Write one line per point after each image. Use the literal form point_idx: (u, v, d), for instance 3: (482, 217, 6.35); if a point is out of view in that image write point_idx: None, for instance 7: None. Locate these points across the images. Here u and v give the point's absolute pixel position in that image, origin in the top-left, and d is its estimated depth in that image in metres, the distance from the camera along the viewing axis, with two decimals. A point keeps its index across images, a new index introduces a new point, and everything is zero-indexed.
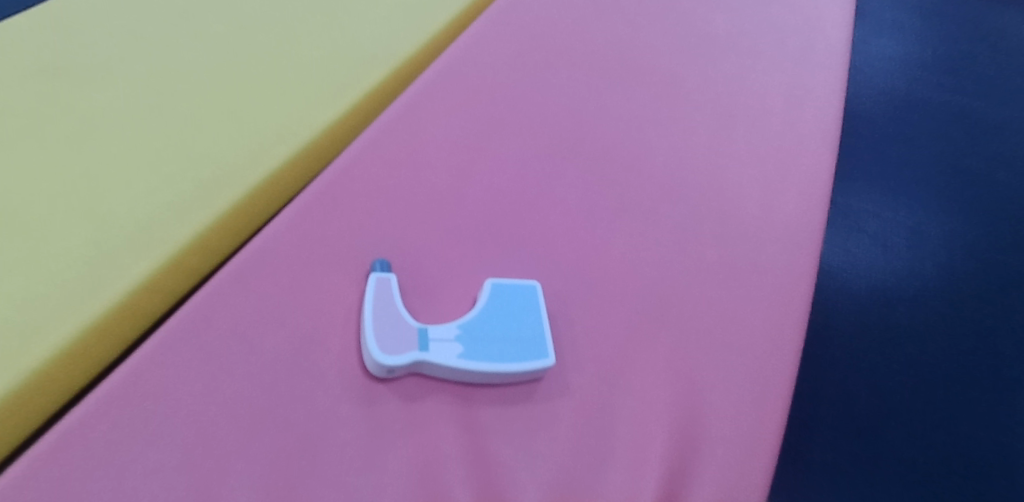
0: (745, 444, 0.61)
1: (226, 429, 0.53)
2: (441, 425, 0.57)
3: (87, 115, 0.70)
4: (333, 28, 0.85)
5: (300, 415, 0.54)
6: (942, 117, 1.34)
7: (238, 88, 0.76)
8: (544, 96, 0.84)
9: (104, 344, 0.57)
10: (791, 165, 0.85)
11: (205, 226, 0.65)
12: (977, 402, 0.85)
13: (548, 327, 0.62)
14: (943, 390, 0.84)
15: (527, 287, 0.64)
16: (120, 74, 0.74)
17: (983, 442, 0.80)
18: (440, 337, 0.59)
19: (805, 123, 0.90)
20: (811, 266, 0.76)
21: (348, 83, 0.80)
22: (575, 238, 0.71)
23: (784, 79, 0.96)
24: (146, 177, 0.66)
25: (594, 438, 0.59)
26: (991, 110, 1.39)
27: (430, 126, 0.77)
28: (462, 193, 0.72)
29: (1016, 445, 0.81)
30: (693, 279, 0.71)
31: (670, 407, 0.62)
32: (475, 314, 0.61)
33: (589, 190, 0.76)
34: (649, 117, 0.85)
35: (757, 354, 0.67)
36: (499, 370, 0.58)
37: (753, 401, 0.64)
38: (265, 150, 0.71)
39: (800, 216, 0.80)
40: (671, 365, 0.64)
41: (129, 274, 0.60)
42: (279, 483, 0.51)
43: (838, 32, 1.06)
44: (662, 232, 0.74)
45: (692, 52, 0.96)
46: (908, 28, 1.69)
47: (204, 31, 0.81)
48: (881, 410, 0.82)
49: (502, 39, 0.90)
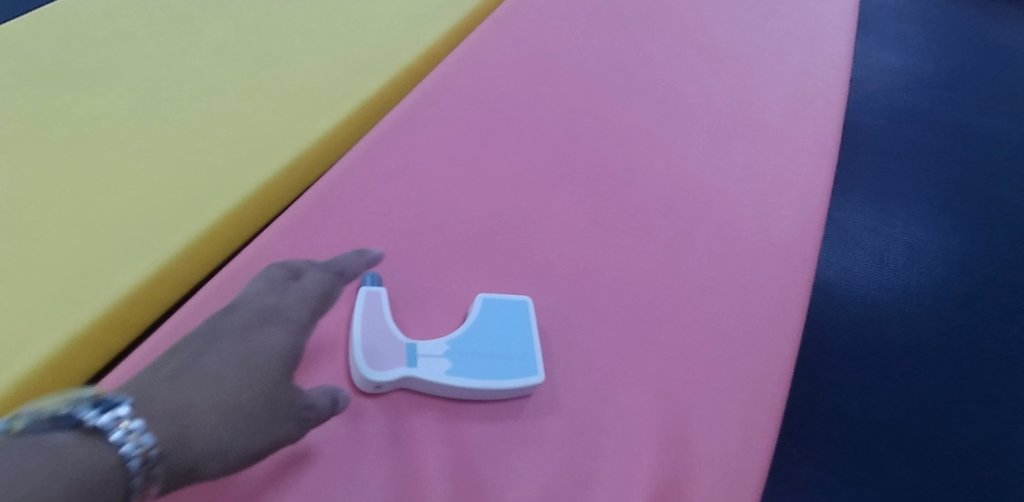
0: (735, 461, 0.61)
1: None
2: (428, 440, 0.56)
3: (78, 122, 0.70)
4: (331, 35, 0.85)
5: None
6: (937, 157, 1.43)
7: (233, 95, 0.76)
8: (543, 108, 0.84)
9: (87, 353, 0.57)
10: (790, 179, 0.84)
11: (196, 235, 0.65)
12: (945, 414, 1.04)
13: (538, 343, 0.62)
14: (912, 406, 1.04)
15: (518, 303, 0.64)
16: (113, 81, 0.74)
17: (943, 444, 1.01)
18: (428, 353, 0.59)
19: (803, 136, 0.90)
20: (805, 282, 0.76)
21: (345, 92, 0.80)
22: (568, 252, 0.71)
23: (785, 91, 0.95)
24: (139, 184, 0.66)
25: (583, 456, 0.58)
26: (985, 145, 1.46)
27: (426, 137, 0.77)
28: (458, 205, 0.72)
29: (971, 446, 1.01)
30: (686, 295, 0.71)
31: (659, 424, 0.62)
32: (465, 330, 0.61)
33: (586, 203, 0.76)
34: (648, 130, 0.85)
35: (749, 371, 0.67)
36: (486, 387, 0.58)
37: (744, 420, 0.64)
38: (259, 160, 0.71)
39: (796, 230, 0.79)
40: (661, 382, 0.64)
41: (118, 283, 0.60)
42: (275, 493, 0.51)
43: (840, 45, 1.05)
44: (657, 247, 0.74)
45: (691, 64, 0.95)
46: (909, 44, 1.71)
47: (203, 37, 0.81)
48: (866, 427, 1.02)
49: (501, 49, 0.90)
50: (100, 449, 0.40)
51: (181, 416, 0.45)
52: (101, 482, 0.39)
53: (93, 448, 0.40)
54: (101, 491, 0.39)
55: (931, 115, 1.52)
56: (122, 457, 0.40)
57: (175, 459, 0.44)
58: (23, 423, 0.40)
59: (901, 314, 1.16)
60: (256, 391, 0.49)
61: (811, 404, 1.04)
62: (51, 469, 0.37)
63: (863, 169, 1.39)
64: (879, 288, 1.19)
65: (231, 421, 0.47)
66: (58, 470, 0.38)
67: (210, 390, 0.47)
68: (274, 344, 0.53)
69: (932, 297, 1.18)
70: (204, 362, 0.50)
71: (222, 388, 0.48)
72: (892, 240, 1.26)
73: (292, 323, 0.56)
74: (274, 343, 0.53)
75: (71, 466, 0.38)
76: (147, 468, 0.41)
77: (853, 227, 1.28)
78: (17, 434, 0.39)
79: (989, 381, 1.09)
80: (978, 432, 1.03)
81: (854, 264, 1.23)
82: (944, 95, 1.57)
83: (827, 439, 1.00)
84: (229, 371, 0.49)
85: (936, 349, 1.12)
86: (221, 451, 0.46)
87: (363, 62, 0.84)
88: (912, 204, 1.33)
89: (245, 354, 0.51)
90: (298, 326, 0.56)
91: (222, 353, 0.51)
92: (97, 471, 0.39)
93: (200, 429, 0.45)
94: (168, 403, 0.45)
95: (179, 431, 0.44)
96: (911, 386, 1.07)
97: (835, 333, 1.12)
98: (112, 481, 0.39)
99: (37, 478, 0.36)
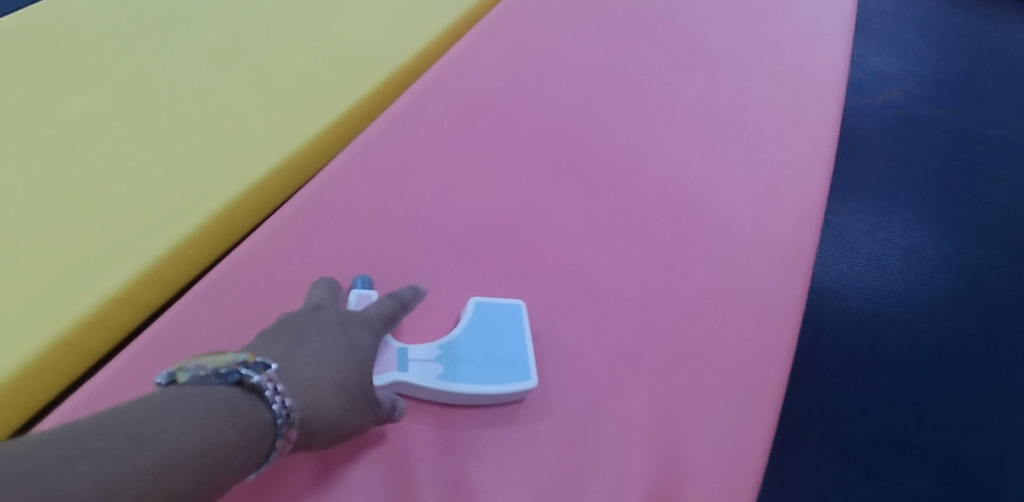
0: (730, 465, 0.61)
1: None
2: (418, 445, 0.56)
3: (67, 122, 0.69)
4: (325, 34, 0.85)
5: None
6: (934, 161, 1.42)
7: (225, 95, 0.75)
8: (538, 109, 0.83)
9: (71, 357, 0.57)
10: (786, 183, 0.84)
11: (185, 236, 0.64)
12: (942, 420, 1.04)
13: (531, 347, 0.61)
14: (908, 411, 1.04)
15: (512, 306, 0.63)
16: (103, 81, 0.74)
17: (940, 450, 1.01)
18: (420, 358, 0.58)
19: (800, 138, 0.90)
20: (802, 286, 0.75)
21: (338, 92, 0.80)
22: (562, 255, 0.71)
23: (782, 93, 0.95)
24: (127, 184, 0.66)
25: (576, 460, 0.58)
26: (981, 149, 1.46)
27: (420, 138, 0.77)
28: (451, 206, 0.72)
29: (966, 452, 1.01)
30: (681, 299, 0.70)
31: (654, 429, 0.61)
32: (457, 335, 0.61)
33: (580, 206, 0.75)
34: (644, 132, 0.85)
35: (744, 375, 0.66)
36: (479, 392, 0.57)
37: (739, 425, 0.63)
38: (250, 161, 0.71)
39: (792, 233, 0.79)
40: (655, 386, 0.63)
41: (104, 285, 0.60)
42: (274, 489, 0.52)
43: (838, 47, 1.05)
44: (651, 250, 0.73)
45: (689, 67, 0.95)
46: (907, 47, 1.70)
47: (195, 35, 0.81)
48: (862, 433, 1.02)
49: (497, 50, 0.89)
50: (256, 405, 0.43)
51: (308, 390, 0.47)
52: (258, 434, 0.42)
53: (251, 403, 0.43)
54: (257, 443, 0.42)
55: (928, 119, 1.51)
56: (273, 415, 0.43)
57: (303, 430, 0.46)
58: (187, 374, 0.43)
59: (897, 319, 1.15)
60: (361, 378, 0.51)
61: (806, 409, 1.04)
62: (224, 417, 0.40)
63: (859, 172, 1.38)
64: (875, 293, 1.19)
65: (344, 401, 0.49)
66: (228, 419, 0.41)
67: (329, 368, 0.49)
68: (365, 342, 0.54)
69: (929, 302, 1.18)
70: (313, 345, 0.50)
71: (337, 368, 0.50)
72: (889, 245, 1.26)
73: (379, 322, 0.57)
74: (367, 341, 0.54)
75: (238, 418, 0.41)
76: (291, 430, 0.44)
77: (850, 231, 1.28)
78: (184, 384, 0.42)
79: (987, 387, 1.08)
80: (974, 438, 1.03)
81: (851, 268, 1.23)
82: (941, 99, 1.56)
83: (822, 445, 1.00)
84: (339, 353, 0.51)
85: (932, 354, 1.12)
86: (333, 426, 0.48)
87: (357, 62, 0.83)
88: (909, 209, 1.32)
89: (348, 347, 0.52)
90: (383, 328, 0.57)
91: (329, 339, 0.51)
92: (253, 423, 0.42)
93: (322, 403, 0.47)
94: (295, 376, 0.47)
95: (308, 402, 0.46)
96: (908, 393, 1.06)
97: (831, 338, 1.12)
98: (264, 435, 0.42)
99: (215, 424, 0.40)
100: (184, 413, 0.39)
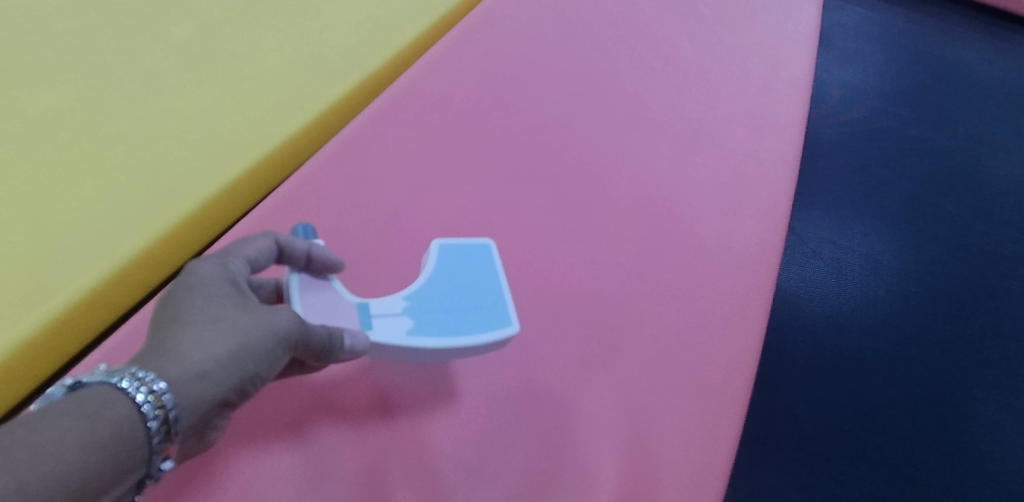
0: (697, 465, 0.63)
1: (248, 439, 0.56)
2: (389, 447, 0.58)
3: (34, 122, 0.69)
4: (297, 35, 0.84)
5: (264, 431, 0.57)
6: (894, 171, 1.47)
7: (195, 95, 0.75)
8: (512, 115, 0.84)
9: (40, 360, 0.59)
10: (752, 190, 0.86)
11: (155, 237, 0.66)
12: (899, 422, 1.09)
13: (508, 291, 0.62)
14: (869, 413, 1.09)
15: (477, 251, 0.64)
16: (70, 78, 0.73)
17: (896, 451, 1.06)
18: (386, 312, 0.58)
19: (765, 146, 0.92)
20: (767, 290, 0.77)
21: (313, 95, 0.80)
22: (535, 260, 0.72)
23: (749, 103, 0.97)
24: (95, 185, 0.66)
25: (550, 461, 0.60)
26: (939, 160, 1.52)
27: (394, 142, 0.77)
28: (426, 210, 0.72)
29: (920, 452, 1.06)
30: (650, 302, 0.72)
31: (622, 431, 0.63)
32: (422, 286, 0.61)
33: (553, 211, 0.77)
34: (614, 139, 0.86)
35: (711, 376, 0.68)
36: (457, 342, 0.57)
37: (705, 423, 0.65)
38: (221, 163, 0.72)
39: (758, 239, 0.81)
40: (625, 387, 0.65)
41: (71, 286, 0.61)
42: (258, 482, 0.55)
43: (804, 58, 1.08)
44: (622, 255, 0.75)
45: (660, 77, 0.97)
46: (869, 58, 1.75)
47: (165, 32, 0.80)
48: (826, 435, 1.06)
49: (470, 54, 0.90)
50: (88, 393, 0.41)
51: (163, 349, 0.45)
52: (98, 407, 0.40)
53: (87, 391, 0.41)
54: (103, 413, 0.40)
55: (888, 130, 1.56)
56: (119, 390, 0.42)
57: (191, 378, 0.44)
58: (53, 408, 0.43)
59: (858, 325, 1.19)
60: (230, 311, 0.48)
61: (770, 411, 1.08)
62: (46, 413, 0.39)
63: (822, 182, 1.43)
64: (838, 300, 1.22)
65: (215, 337, 0.46)
66: (53, 413, 0.39)
67: (180, 320, 0.47)
68: (207, 271, 0.50)
69: (888, 308, 1.22)
70: (168, 311, 0.48)
71: (199, 316, 0.47)
72: (850, 252, 1.30)
73: (238, 255, 0.54)
74: (209, 270, 0.51)
75: (70, 406, 0.40)
76: (156, 386, 0.42)
77: (813, 239, 1.32)
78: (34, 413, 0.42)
79: (942, 391, 1.13)
80: (928, 438, 1.08)
81: (815, 275, 1.26)
82: (900, 111, 1.62)
83: (787, 447, 1.05)
84: (195, 300, 0.48)
85: (890, 358, 1.16)
86: (224, 360, 0.46)
87: (330, 64, 0.83)
88: (870, 217, 1.37)
89: (192, 289, 0.49)
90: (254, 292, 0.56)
91: (177, 295, 0.49)
92: (89, 404, 0.40)
93: (196, 351, 0.45)
94: (157, 348, 0.45)
95: (178, 357, 0.45)
96: (868, 396, 1.11)
97: (794, 342, 1.16)
98: (106, 407, 0.41)
99: (41, 421, 0.39)
100: (15, 423, 0.39)
